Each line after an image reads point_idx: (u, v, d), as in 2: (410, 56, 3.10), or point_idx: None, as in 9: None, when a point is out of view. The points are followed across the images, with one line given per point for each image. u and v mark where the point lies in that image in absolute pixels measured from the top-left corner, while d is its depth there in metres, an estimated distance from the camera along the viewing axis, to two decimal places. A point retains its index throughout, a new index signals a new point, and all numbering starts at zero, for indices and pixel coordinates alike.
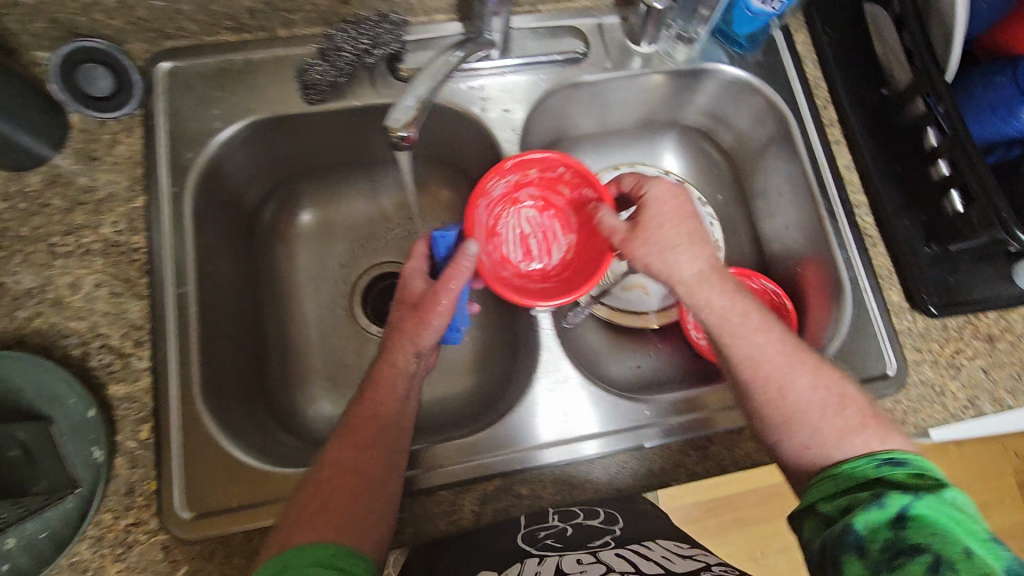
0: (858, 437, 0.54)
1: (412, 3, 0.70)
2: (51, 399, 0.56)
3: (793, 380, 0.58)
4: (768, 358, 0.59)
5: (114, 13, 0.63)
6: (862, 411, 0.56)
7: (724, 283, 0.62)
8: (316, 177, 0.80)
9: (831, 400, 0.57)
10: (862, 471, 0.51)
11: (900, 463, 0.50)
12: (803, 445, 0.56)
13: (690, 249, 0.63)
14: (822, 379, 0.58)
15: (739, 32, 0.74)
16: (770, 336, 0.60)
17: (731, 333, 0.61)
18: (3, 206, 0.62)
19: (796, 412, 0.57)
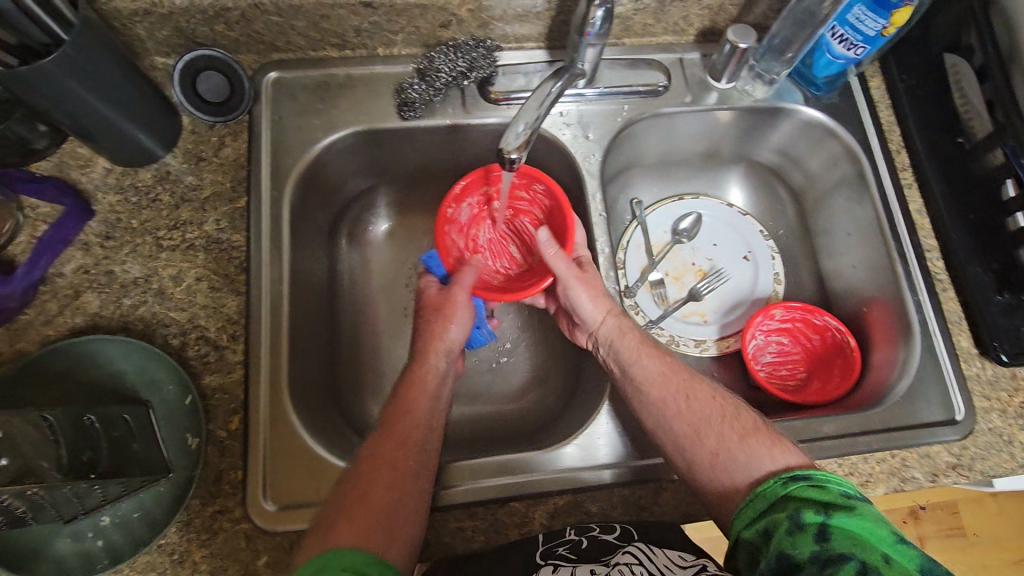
0: (759, 444, 0.57)
1: (506, 31, 0.74)
2: (151, 385, 0.59)
3: (673, 403, 0.62)
4: (660, 383, 0.63)
5: (235, 25, 0.67)
6: (753, 419, 0.61)
7: (621, 322, 0.67)
8: (395, 189, 0.82)
9: (727, 410, 0.61)
10: (772, 492, 0.53)
11: (801, 478, 0.53)
12: (712, 454, 0.58)
13: (594, 292, 0.67)
14: (693, 397, 0.62)
15: (817, 75, 0.77)
16: (671, 368, 0.64)
17: (639, 362, 0.64)
18: (117, 199, 0.66)
19: (697, 422, 0.60)
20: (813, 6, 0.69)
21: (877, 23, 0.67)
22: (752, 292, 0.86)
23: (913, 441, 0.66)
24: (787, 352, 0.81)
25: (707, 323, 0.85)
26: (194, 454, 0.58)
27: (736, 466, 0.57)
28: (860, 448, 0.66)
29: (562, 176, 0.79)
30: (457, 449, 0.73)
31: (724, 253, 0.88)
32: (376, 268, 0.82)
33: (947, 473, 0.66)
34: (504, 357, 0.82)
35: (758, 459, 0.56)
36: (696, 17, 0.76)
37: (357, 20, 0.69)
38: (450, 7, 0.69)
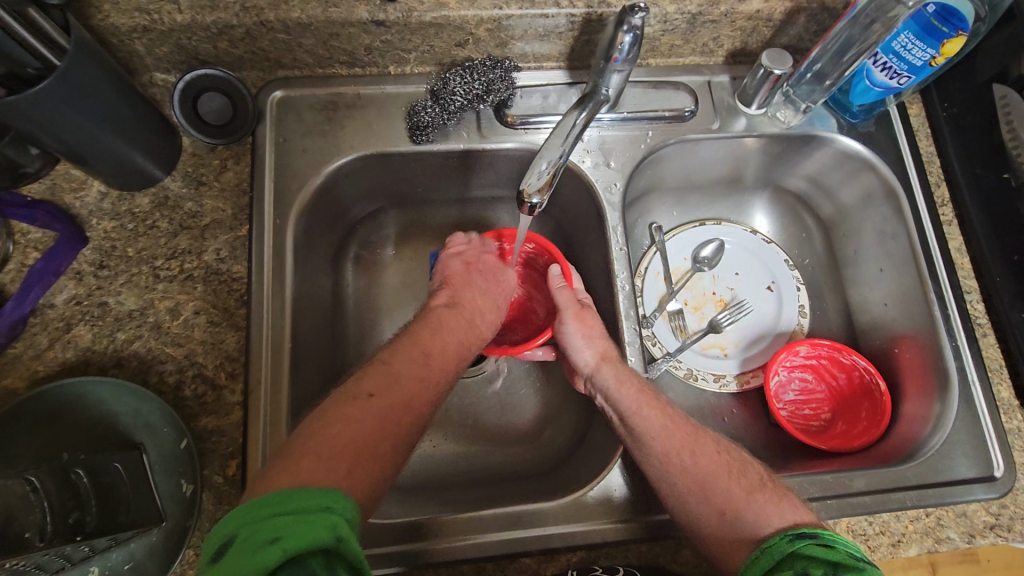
0: (762, 497, 0.54)
1: (525, 50, 0.70)
2: (146, 428, 0.55)
3: (675, 457, 0.57)
4: (663, 434, 0.58)
5: (239, 43, 0.63)
6: (758, 473, 0.57)
7: (619, 369, 0.63)
8: (404, 211, 0.79)
9: (732, 465, 0.57)
10: (777, 549, 0.48)
11: (809, 536, 0.48)
12: (718, 511, 0.54)
13: (587, 334, 0.65)
14: (697, 450, 0.57)
15: (853, 102, 0.73)
16: (674, 419, 0.60)
17: (640, 411, 0.60)
18: (112, 225, 0.63)
19: (701, 477, 0.56)
20: (858, 34, 0.65)
21: (925, 53, 0.63)
22: (775, 326, 0.81)
23: (950, 497, 0.63)
24: (811, 390, 0.76)
25: (726, 356, 0.80)
26: (189, 503, 0.54)
27: (744, 522, 0.52)
28: (891, 506, 0.62)
29: (581, 203, 0.75)
30: (465, 488, 0.70)
31: (747, 283, 0.83)
32: (383, 294, 0.79)
33: (984, 533, 0.63)
34: (515, 390, 0.78)
35: (766, 516, 0.52)
36: (727, 38, 0.72)
37: (368, 38, 0.65)
38: (467, 26, 0.65)
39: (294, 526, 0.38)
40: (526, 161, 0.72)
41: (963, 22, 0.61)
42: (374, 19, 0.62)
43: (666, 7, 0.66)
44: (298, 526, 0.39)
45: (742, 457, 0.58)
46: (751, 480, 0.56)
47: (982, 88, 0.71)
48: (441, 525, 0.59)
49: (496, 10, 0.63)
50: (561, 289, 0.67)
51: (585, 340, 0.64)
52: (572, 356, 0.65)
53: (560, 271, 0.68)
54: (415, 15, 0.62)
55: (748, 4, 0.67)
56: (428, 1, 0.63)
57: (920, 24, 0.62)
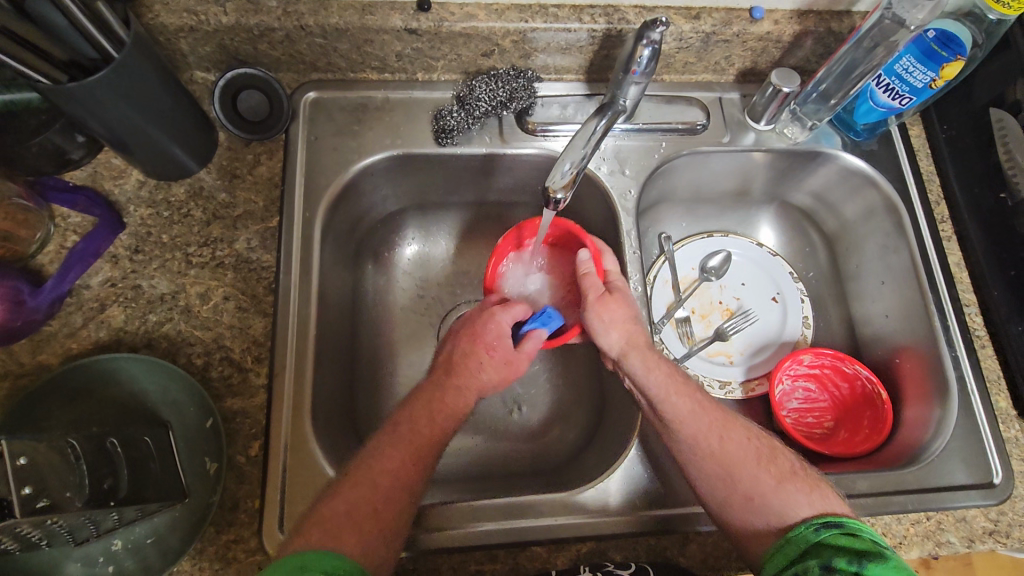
0: (793, 485, 0.56)
1: (547, 62, 0.74)
2: (172, 406, 0.58)
3: (705, 441, 0.59)
4: (692, 420, 0.60)
5: (278, 45, 0.67)
6: (788, 461, 0.58)
7: (647, 354, 0.64)
8: (423, 212, 0.82)
9: (763, 450, 0.59)
10: (804, 538, 0.52)
11: (835, 526, 0.51)
12: (746, 496, 0.56)
13: (612, 316, 0.64)
14: (725, 436, 0.59)
15: (857, 122, 0.77)
16: (702, 404, 0.61)
17: (668, 397, 0.61)
18: (148, 212, 0.66)
19: (731, 464, 0.57)
20: (861, 57, 0.68)
21: (926, 75, 0.67)
22: (780, 335, 0.83)
23: (948, 502, 0.64)
24: (814, 400, 0.78)
25: (732, 363, 0.82)
26: (213, 480, 0.56)
27: (769, 509, 0.55)
28: (893, 508, 0.64)
29: (597, 209, 0.78)
30: (476, 483, 0.71)
31: (752, 293, 0.86)
32: (399, 291, 0.81)
33: (983, 539, 0.64)
34: (525, 388, 0.80)
35: (794, 504, 0.54)
36: (738, 58, 0.76)
37: (399, 45, 0.69)
38: (494, 37, 0.68)
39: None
40: (544, 166, 0.75)
41: (961, 47, 0.64)
42: (408, 27, 0.66)
43: (682, 25, 0.70)
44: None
45: (780, 451, 0.59)
46: (776, 467, 0.57)
47: (980, 112, 0.75)
48: (454, 512, 0.60)
49: (522, 23, 0.67)
50: (589, 274, 0.66)
51: (609, 324, 0.64)
52: (598, 341, 0.65)
53: (589, 255, 0.67)
54: (445, 25, 0.66)
55: (759, 25, 0.71)
56: (458, 12, 0.66)
57: (921, 48, 0.66)
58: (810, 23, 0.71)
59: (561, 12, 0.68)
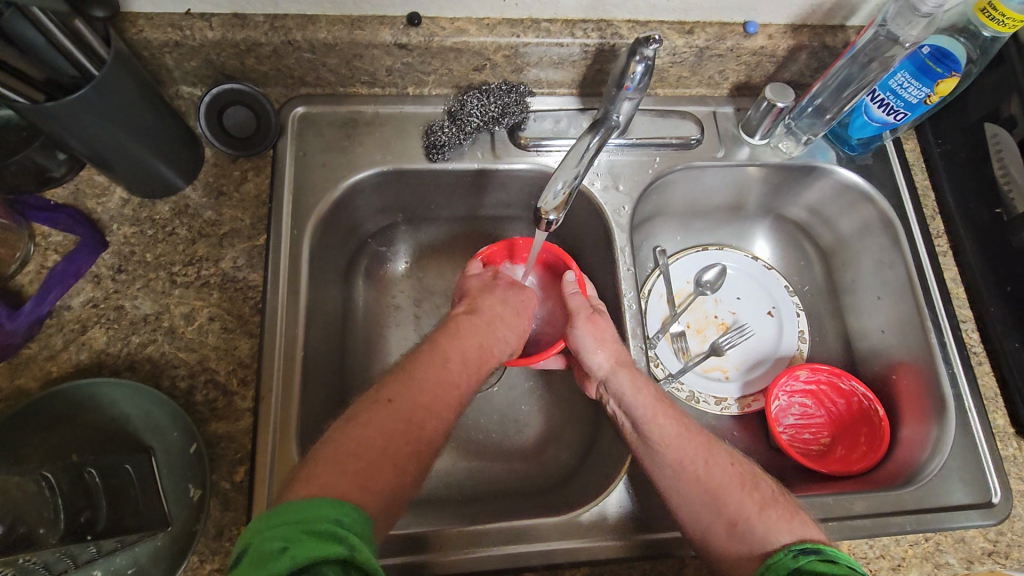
0: (774, 511, 0.54)
1: (539, 76, 0.73)
2: (155, 430, 0.56)
3: (689, 466, 0.57)
4: (676, 442, 0.59)
5: (265, 60, 0.66)
6: (771, 488, 0.57)
7: (635, 375, 0.64)
8: (414, 227, 0.80)
9: (746, 477, 0.57)
10: (782, 564, 0.49)
11: (813, 552, 0.49)
12: (729, 522, 0.54)
13: (601, 336, 0.64)
14: (709, 460, 0.58)
15: (852, 136, 0.76)
16: (687, 428, 0.60)
17: (655, 419, 0.60)
18: (132, 230, 0.64)
19: (714, 489, 0.56)
20: (856, 72, 0.68)
21: (921, 91, 0.66)
22: (776, 351, 0.82)
23: (947, 523, 0.64)
24: (811, 415, 0.77)
25: (728, 379, 0.81)
26: (197, 508, 0.54)
27: (754, 535, 0.53)
28: (891, 529, 0.63)
29: (590, 224, 0.77)
30: (468, 504, 0.70)
31: (747, 308, 0.85)
32: (390, 307, 0.80)
33: (982, 559, 0.63)
34: (519, 405, 0.79)
35: (776, 530, 0.52)
36: (732, 72, 0.75)
37: (390, 60, 0.68)
38: (485, 52, 0.67)
39: (307, 542, 0.39)
40: (537, 182, 0.74)
41: (956, 63, 0.64)
42: (398, 42, 0.65)
43: (675, 40, 0.69)
44: (314, 542, 0.39)
45: (761, 478, 0.58)
46: (759, 492, 0.56)
47: (975, 126, 0.74)
48: (445, 538, 0.59)
49: (513, 37, 0.66)
50: (575, 294, 0.67)
51: (599, 343, 0.64)
52: (585, 360, 0.64)
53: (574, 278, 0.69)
54: (436, 39, 0.65)
55: (753, 40, 0.70)
56: (450, 27, 0.66)
57: (916, 64, 0.65)
58: (804, 37, 0.71)
59: (553, 27, 0.67)
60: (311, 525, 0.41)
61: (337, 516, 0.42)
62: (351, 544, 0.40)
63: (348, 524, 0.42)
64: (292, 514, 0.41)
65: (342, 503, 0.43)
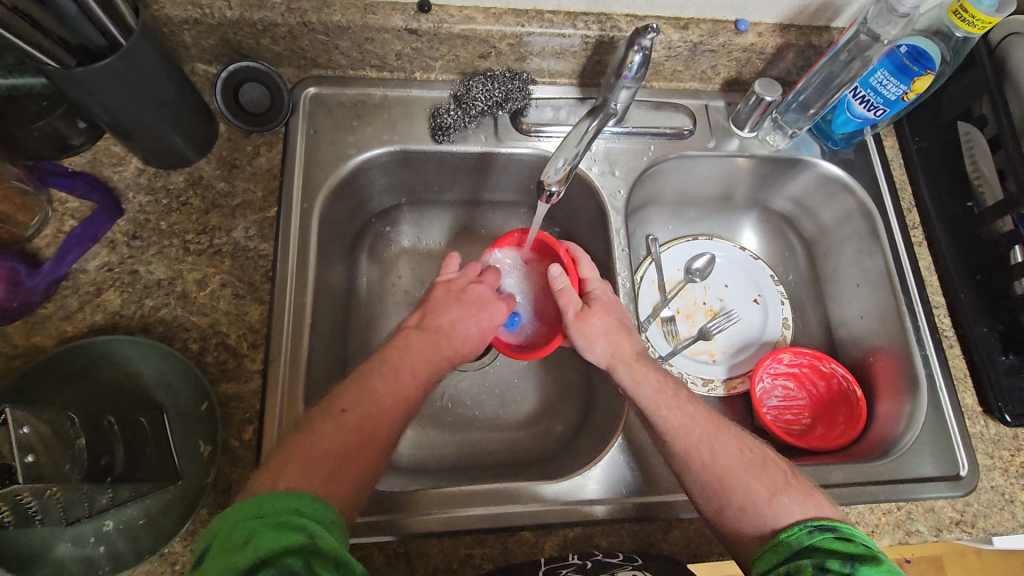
0: (786, 497, 0.55)
1: (541, 65, 0.76)
2: (168, 388, 0.58)
3: (696, 454, 0.59)
4: (683, 432, 0.60)
5: (280, 40, 0.69)
6: (780, 470, 0.58)
7: (636, 364, 0.65)
8: (417, 208, 0.83)
9: (754, 460, 0.59)
10: (796, 538, 0.52)
11: (828, 528, 0.52)
12: (738, 507, 0.56)
13: (595, 331, 0.67)
14: (718, 446, 0.59)
15: (835, 131, 0.80)
16: (694, 414, 0.61)
17: (660, 411, 0.61)
18: (147, 199, 0.66)
19: (724, 477, 0.57)
20: (838, 70, 0.73)
21: (899, 88, 0.71)
22: (761, 335, 0.86)
23: (918, 493, 0.67)
24: (793, 397, 0.81)
25: (715, 362, 0.85)
26: (207, 463, 0.57)
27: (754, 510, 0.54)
28: (866, 499, 0.66)
29: (588, 209, 0.80)
30: (465, 473, 0.73)
31: (734, 295, 0.89)
32: (392, 285, 0.83)
33: (950, 528, 0.67)
34: (514, 381, 0.82)
35: (785, 513, 0.54)
36: (724, 67, 0.79)
37: (399, 44, 0.71)
38: (491, 40, 0.71)
39: (266, 535, 0.42)
40: (538, 166, 0.77)
41: (931, 62, 0.68)
42: (408, 27, 0.68)
43: (671, 35, 0.73)
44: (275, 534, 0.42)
45: (771, 462, 0.59)
46: (767, 479, 0.57)
47: (949, 125, 0.79)
48: (444, 498, 0.61)
49: (518, 27, 0.70)
50: (565, 289, 0.69)
51: (591, 338, 0.66)
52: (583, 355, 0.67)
53: (562, 270, 0.70)
54: (445, 26, 0.69)
55: (743, 37, 0.74)
56: (458, 15, 0.69)
57: (894, 62, 0.69)
58: (791, 36, 0.75)
59: (555, 18, 0.71)
60: (272, 517, 0.44)
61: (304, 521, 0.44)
62: (310, 531, 0.43)
63: (308, 512, 0.45)
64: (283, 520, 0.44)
65: (309, 499, 0.46)
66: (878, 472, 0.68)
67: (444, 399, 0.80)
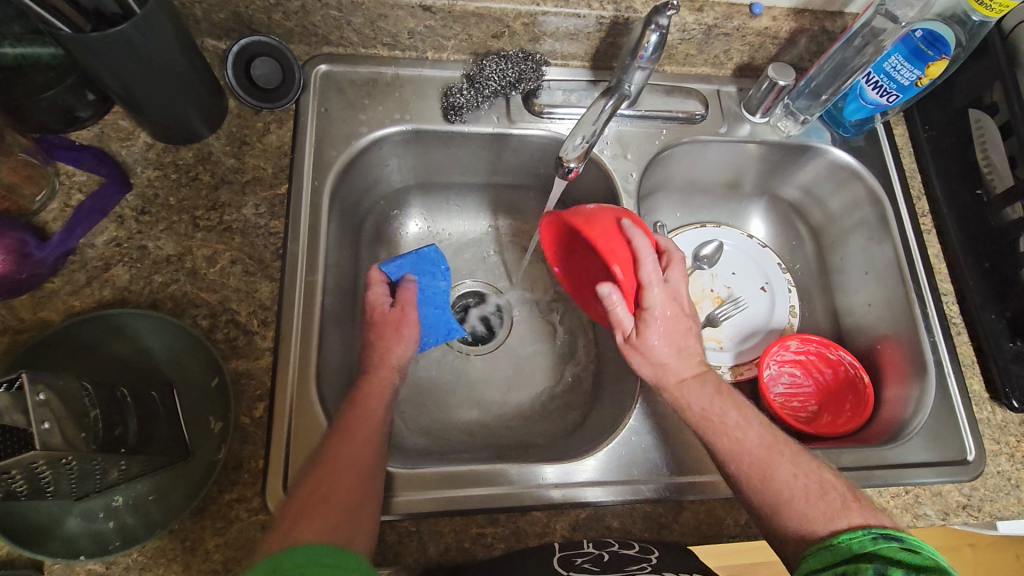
0: (843, 520, 0.53)
1: (554, 47, 0.76)
2: (178, 365, 0.57)
3: (752, 478, 0.57)
4: (739, 456, 0.58)
5: (292, 16, 0.68)
6: (841, 495, 0.55)
7: (691, 387, 0.62)
8: (426, 190, 0.83)
9: (812, 486, 0.56)
10: (857, 544, 0.50)
11: (895, 538, 0.50)
12: (794, 532, 0.54)
13: (648, 352, 0.62)
14: (775, 472, 0.57)
15: (846, 118, 0.80)
16: (752, 439, 0.59)
17: (715, 432, 0.60)
18: (156, 174, 0.65)
19: (780, 503, 0.55)
20: (851, 55, 0.72)
21: (912, 74, 0.70)
22: (768, 323, 0.87)
23: (926, 478, 0.68)
24: (799, 384, 0.81)
25: (722, 348, 0.85)
26: (219, 439, 0.57)
27: None
28: (875, 482, 0.67)
29: (598, 193, 0.80)
30: (474, 455, 0.72)
31: (742, 282, 0.89)
32: None
33: (957, 512, 0.68)
34: (523, 365, 0.81)
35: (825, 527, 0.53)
36: (737, 52, 0.79)
37: (412, 22, 0.70)
38: (505, 19, 0.70)
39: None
40: (549, 148, 0.77)
41: (946, 47, 0.68)
42: (422, 4, 0.67)
43: (686, 17, 0.73)
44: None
45: (836, 489, 0.56)
46: (827, 505, 0.54)
47: (959, 113, 0.79)
48: (455, 478, 0.61)
49: (533, 5, 0.69)
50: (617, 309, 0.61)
51: (646, 357, 0.63)
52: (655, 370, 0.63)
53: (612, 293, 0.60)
54: (459, 3, 0.68)
55: (758, 21, 0.74)
56: None
57: (909, 47, 0.69)
58: (805, 21, 0.75)
59: None
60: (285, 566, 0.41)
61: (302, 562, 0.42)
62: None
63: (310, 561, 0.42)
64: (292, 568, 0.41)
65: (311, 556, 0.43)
66: (886, 457, 0.69)
67: (453, 382, 0.79)
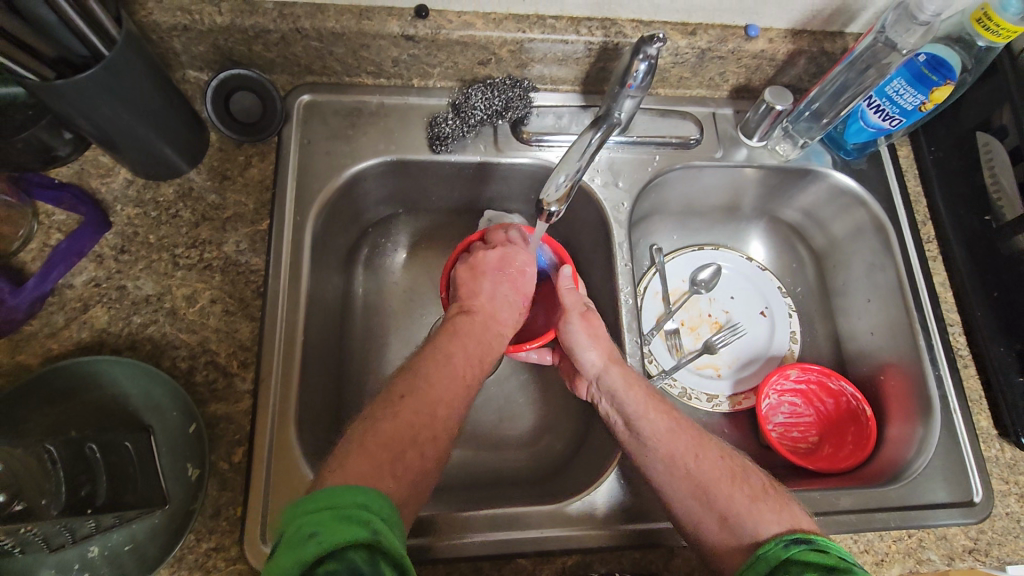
0: (767, 506, 0.54)
1: (543, 72, 0.74)
2: (155, 409, 0.56)
3: (681, 461, 0.57)
4: (668, 437, 0.59)
5: (272, 47, 0.66)
6: (761, 480, 0.57)
7: (626, 372, 0.64)
8: (414, 217, 0.81)
9: (737, 471, 0.57)
10: (773, 554, 0.49)
11: (803, 541, 0.49)
12: (720, 516, 0.54)
13: (594, 333, 0.65)
14: (701, 455, 0.58)
15: (847, 141, 0.77)
16: (679, 423, 0.60)
17: (646, 415, 0.60)
18: (136, 212, 0.65)
19: (705, 483, 0.56)
20: (853, 78, 0.69)
21: (916, 98, 0.67)
22: (767, 350, 0.84)
23: (929, 521, 0.65)
24: (800, 414, 0.78)
25: (720, 377, 0.82)
26: (195, 487, 0.55)
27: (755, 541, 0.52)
28: (875, 525, 0.64)
29: (590, 220, 0.78)
30: (461, 491, 0.71)
31: (740, 308, 0.86)
32: (389, 296, 0.81)
33: (963, 556, 0.65)
34: (513, 396, 0.80)
35: (765, 524, 0.52)
36: (732, 74, 0.76)
37: (396, 51, 0.68)
38: (491, 46, 0.68)
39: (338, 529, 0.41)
40: (538, 176, 0.75)
41: (951, 72, 0.65)
42: (405, 33, 0.66)
43: (678, 41, 0.70)
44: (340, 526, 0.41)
45: (754, 475, 0.57)
46: (750, 487, 0.55)
47: (967, 135, 0.76)
48: (440, 523, 0.59)
49: (519, 33, 0.67)
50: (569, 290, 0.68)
51: (592, 340, 0.65)
52: (579, 356, 0.65)
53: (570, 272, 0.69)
54: (443, 32, 0.66)
55: (753, 43, 0.71)
56: (457, 20, 0.66)
57: (912, 71, 0.66)
58: (803, 42, 0.72)
59: (558, 24, 0.68)
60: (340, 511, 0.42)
61: (365, 494, 0.44)
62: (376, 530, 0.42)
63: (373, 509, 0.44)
64: (329, 503, 0.43)
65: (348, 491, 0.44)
66: (889, 499, 0.66)
67: None
